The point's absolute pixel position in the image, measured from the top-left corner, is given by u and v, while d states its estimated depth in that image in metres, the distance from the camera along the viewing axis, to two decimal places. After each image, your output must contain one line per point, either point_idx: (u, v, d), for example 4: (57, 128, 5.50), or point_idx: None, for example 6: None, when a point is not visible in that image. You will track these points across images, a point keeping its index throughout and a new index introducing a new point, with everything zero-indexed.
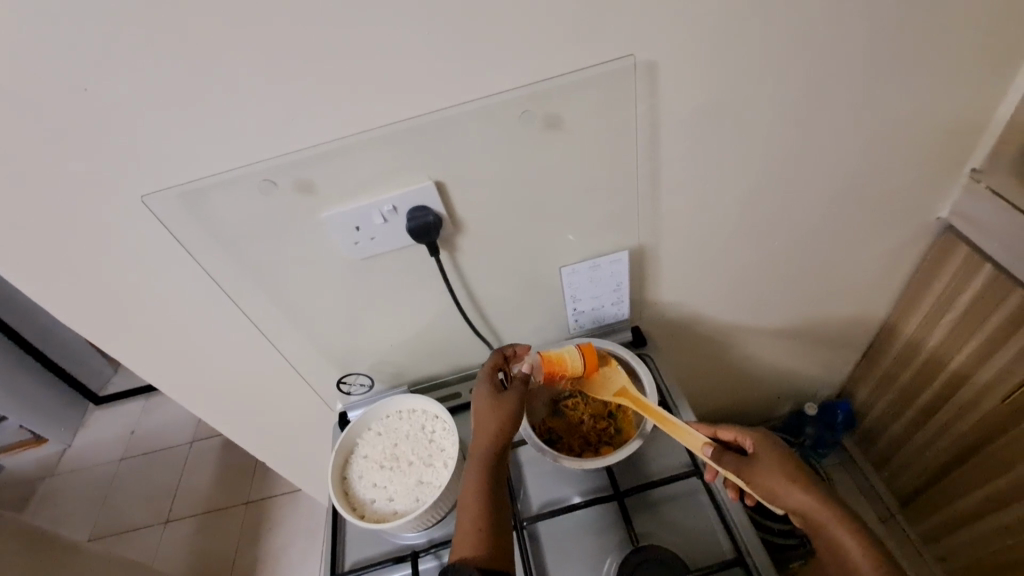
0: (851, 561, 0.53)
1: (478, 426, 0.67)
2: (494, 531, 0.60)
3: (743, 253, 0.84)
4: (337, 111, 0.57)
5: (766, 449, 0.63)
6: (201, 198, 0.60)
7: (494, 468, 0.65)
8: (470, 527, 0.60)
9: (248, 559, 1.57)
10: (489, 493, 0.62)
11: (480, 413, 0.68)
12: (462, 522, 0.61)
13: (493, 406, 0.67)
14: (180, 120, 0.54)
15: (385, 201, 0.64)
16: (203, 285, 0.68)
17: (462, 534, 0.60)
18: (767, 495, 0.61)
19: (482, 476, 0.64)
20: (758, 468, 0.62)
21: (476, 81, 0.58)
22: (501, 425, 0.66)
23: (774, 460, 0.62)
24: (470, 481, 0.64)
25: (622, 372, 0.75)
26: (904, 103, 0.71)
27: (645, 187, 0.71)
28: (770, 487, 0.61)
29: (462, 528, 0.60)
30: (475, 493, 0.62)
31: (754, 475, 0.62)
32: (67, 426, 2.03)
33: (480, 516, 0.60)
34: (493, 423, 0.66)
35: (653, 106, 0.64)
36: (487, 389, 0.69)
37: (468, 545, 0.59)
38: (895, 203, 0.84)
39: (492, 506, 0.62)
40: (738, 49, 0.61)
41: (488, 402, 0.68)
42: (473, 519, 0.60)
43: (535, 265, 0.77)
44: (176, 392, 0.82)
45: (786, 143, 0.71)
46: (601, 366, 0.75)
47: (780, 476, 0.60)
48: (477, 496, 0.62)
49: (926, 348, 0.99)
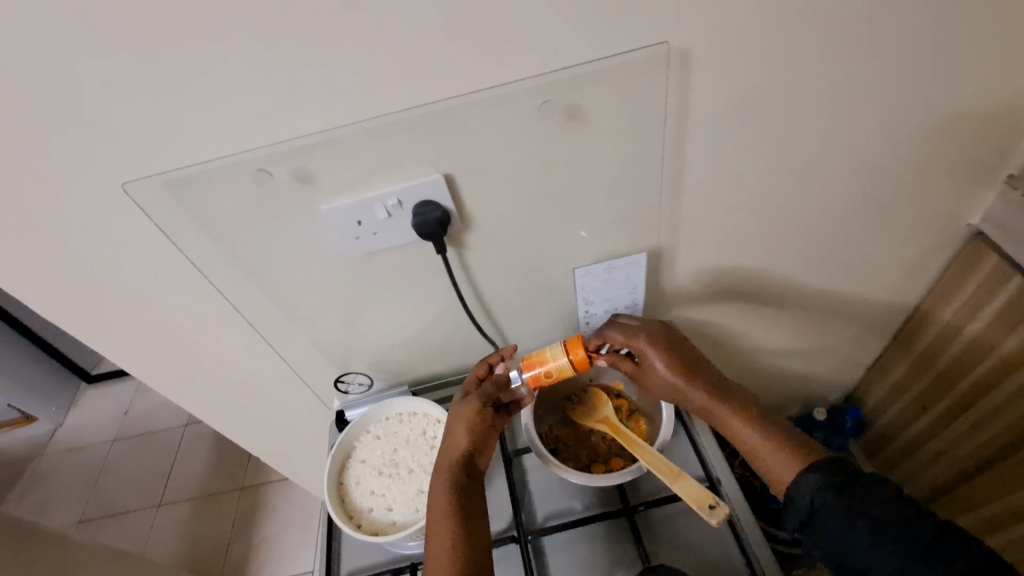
0: (736, 432, 0.62)
1: (448, 436, 0.65)
2: (470, 540, 0.56)
3: (764, 256, 0.80)
4: (339, 96, 0.52)
5: (655, 327, 0.69)
6: (187, 187, 0.55)
7: (466, 477, 0.61)
8: (442, 537, 0.56)
9: (240, 546, 1.56)
10: (461, 503, 0.59)
11: (458, 417, 0.65)
12: (434, 532, 0.57)
13: (459, 412, 0.66)
14: (165, 101, 0.49)
15: (389, 194, 0.59)
16: (190, 277, 0.64)
17: (435, 543, 0.56)
18: (661, 390, 0.68)
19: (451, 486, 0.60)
20: (649, 347, 0.67)
21: (493, 66, 0.53)
22: (472, 434, 0.64)
23: (665, 335, 0.68)
24: (439, 489, 0.60)
25: (608, 406, 0.70)
26: (942, 103, 0.66)
27: (668, 186, 0.67)
28: (663, 383, 0.67)
29: (433, 536, 0.57)
30: (446, 502, 0.59)
31: (649, 375, 0.68)
32: (57, 405, 2.00)
33: (452, 526, 0.57)
34: (462, 429, 0.64)
35: (683, 99, 0.59)
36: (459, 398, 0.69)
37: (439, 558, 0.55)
38: (920, 209, 0.79)
39: (465, 514, 0.58)
40: (780, 39, 0.56)
41: (460, 409, 0.66)
42: (444, 526, 0.57)
43: (547, 262, 0.72)
44: (164, 387, 0.78)
45: (818, 143, 0.67)
46: (587, 398, 0.72)
47: (670, 354, 0.66)
48: (449, 505, 0.59)
49: (944, 358, 0.95)
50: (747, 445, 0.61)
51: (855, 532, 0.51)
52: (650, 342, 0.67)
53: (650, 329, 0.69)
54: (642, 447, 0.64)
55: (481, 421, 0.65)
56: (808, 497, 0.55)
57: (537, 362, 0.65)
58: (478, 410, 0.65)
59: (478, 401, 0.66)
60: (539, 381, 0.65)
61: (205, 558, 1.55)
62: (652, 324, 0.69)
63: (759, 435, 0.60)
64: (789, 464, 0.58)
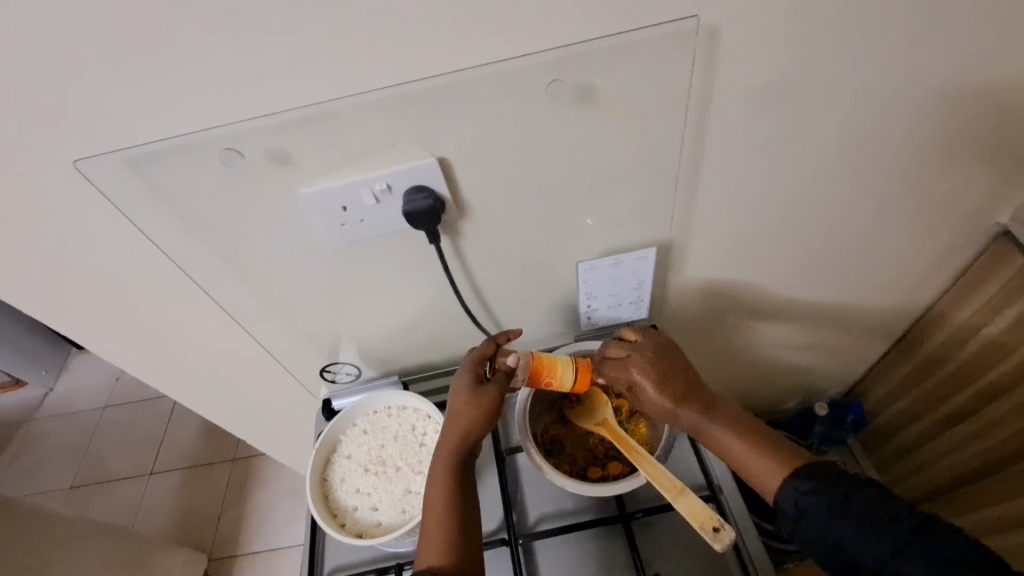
0: (726, 446, 0.58)
1: (450, 422, 0.61)
2: (467, 540, 0.54)
3: (780, 253, 0.75)
4: (321, 66, 0.46)
5: (643, 351, 0.63)
6: (150, 165, 0.50)
7: (463, 472, 0.58)
8: (438, 532, 0.54)
9: (232, 516, 1.56)
10: (458, 501, 0.56)
11: (472, 404, 0.60)
12: (429, 524, 0.55)
13: (467, 399, 0.61)
14: (123, 65, 0.44)
15: (378, 177, 0.54)
16: (161, 260, 0.59)
17: (426, 540, 0.54)
18: (651, 412, 0.63)
19: (450, 483, 0.57)
20: (638, 375, 0.62)
21: (495, 38, 0.47)
22: (479, 426, 0.60)
23: (653, 360, 0.62)
24: (438, 479, 0.58)
25: (609, 407, 0.67)
26: (988, 94, 0.60)
27: (682, 177, 0.61)
28: (650, 405, 0.62)
29: (427, 533, 0.54)
30: (443, 498, 0.56)
31: (636, 393, 0.63)
32: (48, 369, 1.98)
33: (450, 522, 0.54)
34: (469, 418, 0.60)
35: (707, 81, 0.53)
36: (468, 381, 0.62)
37: (435, 551, 0.53)
38: (954, 208, 0.73)
39: (463, 513, 0.55)
40: (817, 15, 0.50)
41: (467, 398, 0.61)
42: (441, 523, 0.54)
43: (550, 253, 0.67)
44: (141, 371, 0.74)
45: (848, 134, 0.61)
46: (587, 395, 0.68)
47: (659, 380, 0.61)
48: (445, 502, 0.56)
49: (954, 361, 0.91)
50: (739, 461, 0.57)
51: (856, 560, 0.47)
52: (639, 370, 0.62)
53: (638, 355, 0.63)
54: (644, 457, 0.61)
55: (491, 416, 0.61)
56: (795, 515, 0.51)
57: (545, 369, 0.61)
58: (494, 404, 0.61)
59: (495, 390, 0.61)
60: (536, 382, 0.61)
61: (196, 527, 1.56)
62: (640, 347, 0.64)
63: (750, 452, 0.56)
64: (775, 472, 0.54)
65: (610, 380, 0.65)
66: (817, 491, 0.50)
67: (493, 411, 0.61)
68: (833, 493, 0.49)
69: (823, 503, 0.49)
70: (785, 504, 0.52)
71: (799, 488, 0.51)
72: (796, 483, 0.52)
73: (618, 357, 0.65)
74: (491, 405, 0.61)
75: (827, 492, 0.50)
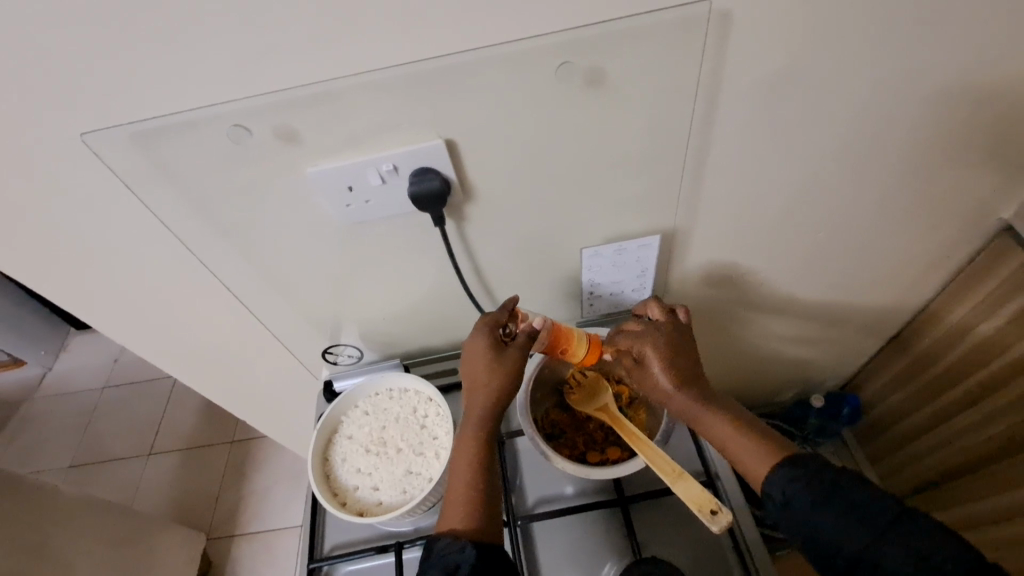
0: (722, 437, 0.57)
1: (476, 388, 0.60)
2: (490, 508, 0.55)
3: (780, 244, 0.75)
4: (330, 44, 0.46)
5: (660, 328, 0.63)
6: (157, 140, 0.50)
7: (489, 441, 0.59)
8: (462, 502, 0.54)
9: (231, 496, 1.58)
10: (482, 470, 0.57)
11: (504, 363, 0.60)
12: (453, 492, 0.56)
13: (491, 365, 0.60)
14: (128, 36, 0.43)
15: (385, 158, 0.54)
16: (163, 236, 0.59)
17: (451, 505, 0.55)
18: (655, 395, 0.61)
19: (475, 451, 0.58)
20: (650, 352, 0.60)
21: (504, 20, 0.46)
22: (506, 392, 0.60)
23: (668, 341, 0.61)
24: (464, 447, 0.58)
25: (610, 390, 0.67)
26: (997, 89, 0.60)
27: (688, 165, 0.61)
28: (656, 388, 0.61)
29: (451, 498, 0.55)
30: (467, 467, 0.57)
31: (644, 370, 0.61)
32: (47, 349, 1.98)
33: (475, 491, 0.55)
34: (496, 385, 0.59)
35: (717, 67, 0.53)
36: (489, 344, 0.61)
37: (459, 516, 0.54)
38: (957, 203, 0.73)
39: (487, 481, 0.56)
40: (828, 4, 0.49)
41: (493, 363, 0.60)
42: (467, 491, 0.55)
43: (554, 240, 0.67)
44: (143, 349, 0.74)
45: (855, 125, 0.61)
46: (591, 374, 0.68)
47: (669, 362, 0.60)
48: (470, 471, 0.57)
49: (950, 357, 0.92)
50: (732, 451, 0.56)
51: (842, 547, 0.48)
52: (653, 348, 0.61)
53: (655, 332, 0.63)
54: (645, 443, 0.61)
55: (518, 378, 0.60)
56: (783, 504, 0.51)
57: (562, 340, 0.62)
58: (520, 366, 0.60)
59: (521, 351, 0.61)
60: (553, 348, 0.62)
61: (196, 507, 1.57)
62: (658, 326, 0.63)
63: (745, 442, 0.56)
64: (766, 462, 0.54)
65: (620, 351, 0.64)
66: (811, 477, 0.51)
67: (517, 374, 0.60)
68: (828, 478, 0.50)
69: (816, 490, 0.50)
70: (772, 493, 0.52)
71: (787, 478, 0.52)
72: (790, 469, 0.52)
73: (634, 330, 0.64)
74: (518, 369, 0.60)
75: (822, 478, 0.50)
